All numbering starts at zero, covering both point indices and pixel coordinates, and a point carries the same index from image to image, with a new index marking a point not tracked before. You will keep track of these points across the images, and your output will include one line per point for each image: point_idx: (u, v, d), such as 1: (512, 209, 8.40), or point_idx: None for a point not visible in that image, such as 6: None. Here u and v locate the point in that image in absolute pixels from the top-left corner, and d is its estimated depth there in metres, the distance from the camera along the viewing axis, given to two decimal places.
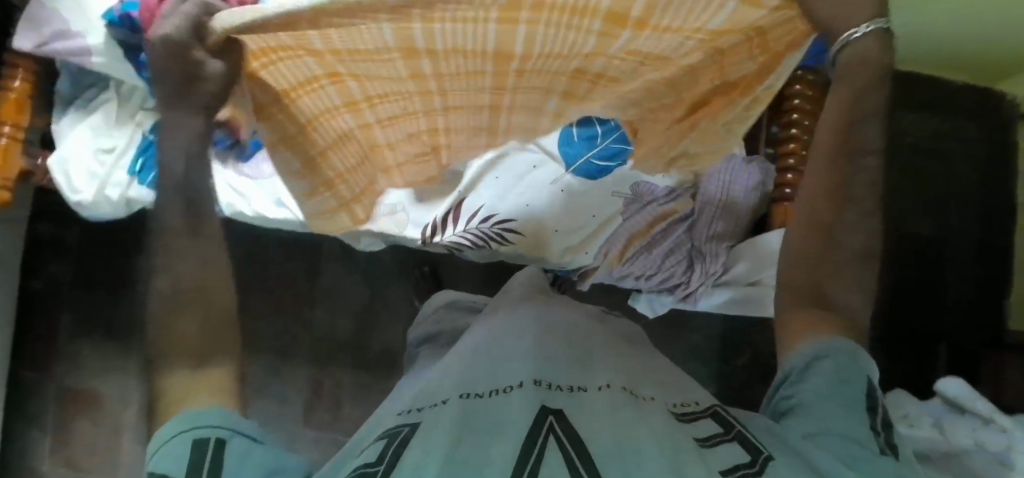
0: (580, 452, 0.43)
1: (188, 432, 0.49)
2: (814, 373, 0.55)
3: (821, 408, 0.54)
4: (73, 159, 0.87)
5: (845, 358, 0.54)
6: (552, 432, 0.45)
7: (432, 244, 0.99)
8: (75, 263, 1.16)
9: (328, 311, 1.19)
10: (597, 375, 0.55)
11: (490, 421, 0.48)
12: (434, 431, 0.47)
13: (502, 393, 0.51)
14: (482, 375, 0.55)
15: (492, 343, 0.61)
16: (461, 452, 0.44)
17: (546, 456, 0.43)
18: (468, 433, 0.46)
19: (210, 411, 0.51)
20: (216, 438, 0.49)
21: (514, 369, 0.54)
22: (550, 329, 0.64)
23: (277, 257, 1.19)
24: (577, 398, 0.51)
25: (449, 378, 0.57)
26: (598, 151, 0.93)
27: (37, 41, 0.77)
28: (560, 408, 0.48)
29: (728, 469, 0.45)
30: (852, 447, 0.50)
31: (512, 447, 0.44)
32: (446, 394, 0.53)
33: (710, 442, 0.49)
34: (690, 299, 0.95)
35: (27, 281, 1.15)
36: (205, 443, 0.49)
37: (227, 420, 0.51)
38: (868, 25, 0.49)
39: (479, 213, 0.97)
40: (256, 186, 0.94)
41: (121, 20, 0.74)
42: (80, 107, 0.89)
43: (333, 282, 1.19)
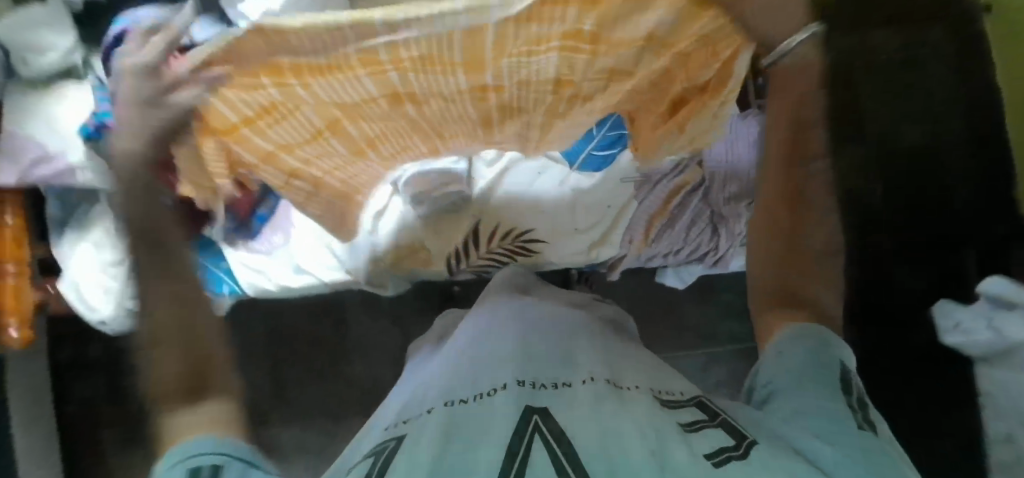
0: (569, 452, 0.36)
1: (181, 461, 0.43)
2: (786, 359, 0.50)
3: (796, 389, 0.48)
4: (83, 280, 0.91)
5: (816, 337, 0.50)
6: (538, 430, 0.38)
7: (459, 273, 0.95)
8: (105, 377, 1.09)
9: (367, 363, 1.17)
10: (582, 366, 0.47)
11: (478, 427, 0.39)
12: (420, 442, 0.39)
13: (485, 397, 0.43)
14: (468, 377, 0.47)
15: (475, 342, 0.53)
16: (451, 460, 0.36)
17: (532, 459, 0.35)
18: (457, 440, 0.38)
19: (204, 439, 0.44)
20: (211, 466, 0.43)
21: (497, 370, 0.47)
22: (539, 316, 0.57)
23: (301, 322, 1.18)
24: (563, 392, 0.43)
25: (431, 386, 0.49)
26: (597, 142, 0.91)
27: (19, 171, 0.83)
28: (546, 406, 0.41)
29: (711, 451, 0.37)
30: (828, 421, 0.44)
31: (501, 451, 0.36)
32: (432, 403, 0.45)
33: (693, 427, 0.41)
34: (722, 263, 0.93)
35: (62, 408, 1.08)
36: (198, 471, 0.42)
37: (220, 444, 0.44)
38: (803, 35, 0.43)
39: (498, 230, 0.92)
40: (272, 259, 0.94)
41: (96, 131, 0.80)
42: (74, 226, 0.92)
43: (362, 333, 1.17)
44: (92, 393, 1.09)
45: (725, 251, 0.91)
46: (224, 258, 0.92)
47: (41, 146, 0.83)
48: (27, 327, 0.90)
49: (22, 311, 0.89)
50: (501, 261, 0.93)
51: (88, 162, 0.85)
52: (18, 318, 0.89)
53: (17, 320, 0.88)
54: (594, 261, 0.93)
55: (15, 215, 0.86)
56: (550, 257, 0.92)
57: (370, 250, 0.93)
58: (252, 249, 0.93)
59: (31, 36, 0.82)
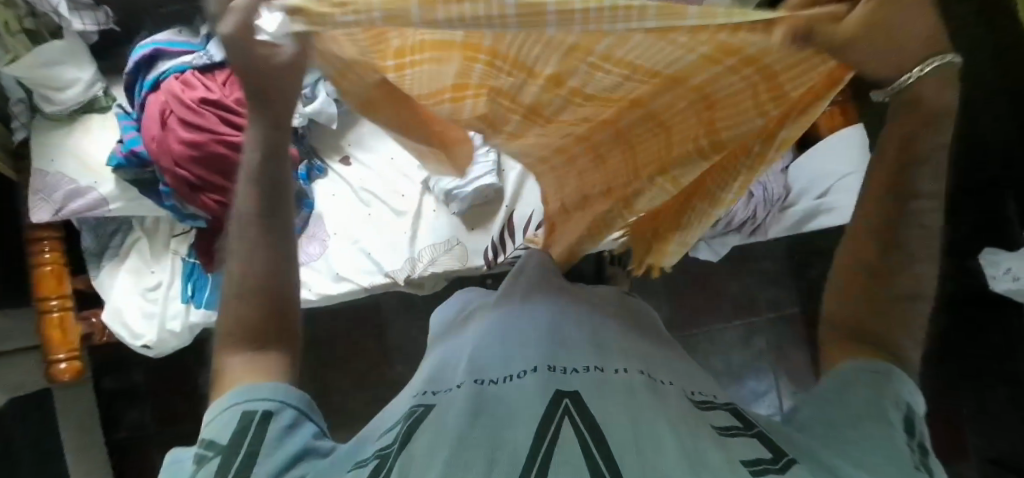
0: (599, 440, 0.35)
1: (235, 404, 0.39)
2: (852, 387, 0.41)
3: (850, 418, 0.40)
4: (125, 307, 0.92)
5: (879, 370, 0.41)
6: (568, 416, 0.36)
7: (498, 266, 0.93)
8: (152, 400, 1.14)
9: (408, 363, 1.14)
10: (617, 356, 0.44)
11: (505, 405, 0.38)
12: (446, 417, 0.38)
13: (514, 378, 0.41)
14: (495, 351, 0.45)
15: (509, 312, 0.50)
16: (476, 440, 0.35)
17: (559, 448, 0.34)
18: (483, 417, 0.37)
19: (265, 384, 0.41)
20: (262, 412, 0.39)
21: (529, 349, 0.44)
22: (575, 295, 0.53)
23: (338, 328, 1.14)
24: (596, 378, 0.41)
25: (459, 355, 0.48)
26: None
27: (53, 208, 0.86)
28: (577, 390, 0.39)
29: (750, 460, 0.36)
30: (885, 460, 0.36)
31: (527, 432, 0.36)
32: (460, 377, 0.43)
33: (727, 432, 0.39)
34: (762, 233, 0.88)
35: (112, 435, 1.12)
36: (251, 416, 0.39)
37: (280, 392, 0.41)
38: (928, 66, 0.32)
39: (532, 219, 0.91)
40: (310, 269, 0.93)
41: (127, 160, 0.87)
42: (113, 256, 0.95)
43: (400, 334, 1.14)
44: (141, 418, 1.13)
45: (765, 219, 0.86)
46: None
47: (74, 180, 0.87)
48: (76, 358, 0.89)
49: (70, 343, 0.89)
50: None
51: (118, 192, 0.89)
52: (67, 350, 0.89)
53: (66, 353, 0.89)
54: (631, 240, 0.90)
55: (53, 250, 0.90)
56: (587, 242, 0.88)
57: (407, 252, 0.93)
58: None
59: (51, 75, 0.84)
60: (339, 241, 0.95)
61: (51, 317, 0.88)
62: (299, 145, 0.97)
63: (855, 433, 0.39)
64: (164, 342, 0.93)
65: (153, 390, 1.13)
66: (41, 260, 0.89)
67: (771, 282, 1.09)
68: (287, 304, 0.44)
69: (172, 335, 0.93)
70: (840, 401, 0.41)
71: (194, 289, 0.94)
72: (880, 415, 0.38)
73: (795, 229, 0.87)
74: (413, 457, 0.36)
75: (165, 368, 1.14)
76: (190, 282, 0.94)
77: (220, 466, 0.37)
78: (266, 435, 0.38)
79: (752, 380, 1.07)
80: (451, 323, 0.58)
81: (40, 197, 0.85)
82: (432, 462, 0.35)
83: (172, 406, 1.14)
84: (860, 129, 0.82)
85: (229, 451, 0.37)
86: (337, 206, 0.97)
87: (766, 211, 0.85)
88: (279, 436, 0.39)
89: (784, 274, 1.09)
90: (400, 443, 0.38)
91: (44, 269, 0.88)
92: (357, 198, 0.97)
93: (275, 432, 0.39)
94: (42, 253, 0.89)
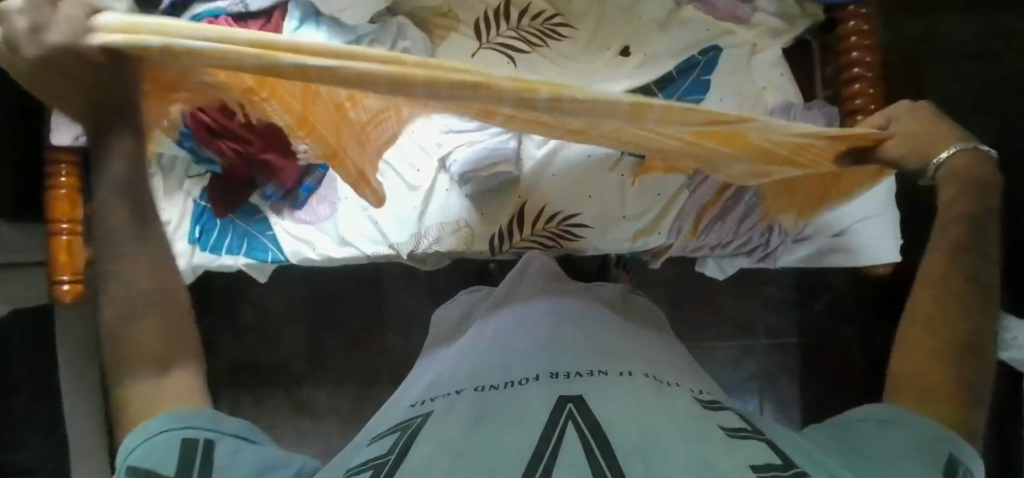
0: (603, 444, 0.37)
1: (170, 431, 0.44)
2: (892, 430, 0.49)
3: (893, 454, 0.47)
4: None
5: (893, 417, 0.50)
6: (572, 419, 0.39)
7: (501, 253, 0.95)
8: None
9: (402, 334, 1.14)
10: (621, 359, 0.48)
11: (505, 412, 0.41)
12: (449, 423, 0.40)
13: (518, 385, 0.44)
14: (496, 362, 0.48)
15: (510, 329, 0.53)
16: (477, 446, 0.38)
17: (564, 446, 0.37)
18: (485, 424, 0.39)
19: (198, 412, 0.46)
20: (205, 440, 0.45)
21: (531, 357, 0.47)
22: (572, 304, 0.57)
23: (338, 290, 1.14)
24: (599, 382, 0.44)
25: (458, 366, 0.50)
26: (690, 83, 0.93)
27: (74, 133, 0.86)
28: (581, 394, 0.42)
29: (760, 466, 0.38)
30: None
31: (531, 438, 0.37)
32: (461, 385, 0.46)
33: (737, 433, 0.42)
34: (772, 261, 0.89)
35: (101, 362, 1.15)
36: (192, 444, 0.44)
37: (214, 421, 0.46)
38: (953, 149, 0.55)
39: (543, 213, 0.91)
40: (317, 230, 0.95)
41: None
42: None
43: (398, 305, 1.14)
44: None
45: (776, 246, 0.88)
46: (270, 226, 0.95)
47: None
48: (80, 281, 0.91)
49: (75, 266, 0.90)
50: (545, 244, 0.93)
51: None
52: (71, 273, 0.90)
53: (69, 275, 0.90)
54: (636, 249, 0.92)
55: (70, 175, 0.90)
56: (596, 243, 0.91)
57: (414, 226, 0.93)
58: (298, 219, 0.95)
59: None
60: (348, 206, 0.95)
61: (60, 239, 0.89)
62: None
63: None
64: None
65: None
66: (57, 182, 0.89)
67: (770, 307, 1.09)
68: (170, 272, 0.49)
69: None
70: (879, 444, 0.48)
71: (202, 232, 0.94)
72: (924, 460, 0.46)
73: (804, 262, 0.89)
74: (414, 460, 0.37)
75: None
76: (197, 224, 0.94)
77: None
78: (210, 461, 0.44)
79: (737, 401, 1.08)
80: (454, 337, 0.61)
81: (61, 120, 0.86)
82: (435, 469, 0.36)
83: None
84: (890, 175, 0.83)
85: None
86: None
87: (780, 239, 0.87)
88: (223, 462, 0.45)
89: (786, 302, 1.10)
90: (401, 448, 0.40)
91: (58, 192, 0.89)
92: None
93: (220, 458, 0.45)
94: (59, 175, 0.89)
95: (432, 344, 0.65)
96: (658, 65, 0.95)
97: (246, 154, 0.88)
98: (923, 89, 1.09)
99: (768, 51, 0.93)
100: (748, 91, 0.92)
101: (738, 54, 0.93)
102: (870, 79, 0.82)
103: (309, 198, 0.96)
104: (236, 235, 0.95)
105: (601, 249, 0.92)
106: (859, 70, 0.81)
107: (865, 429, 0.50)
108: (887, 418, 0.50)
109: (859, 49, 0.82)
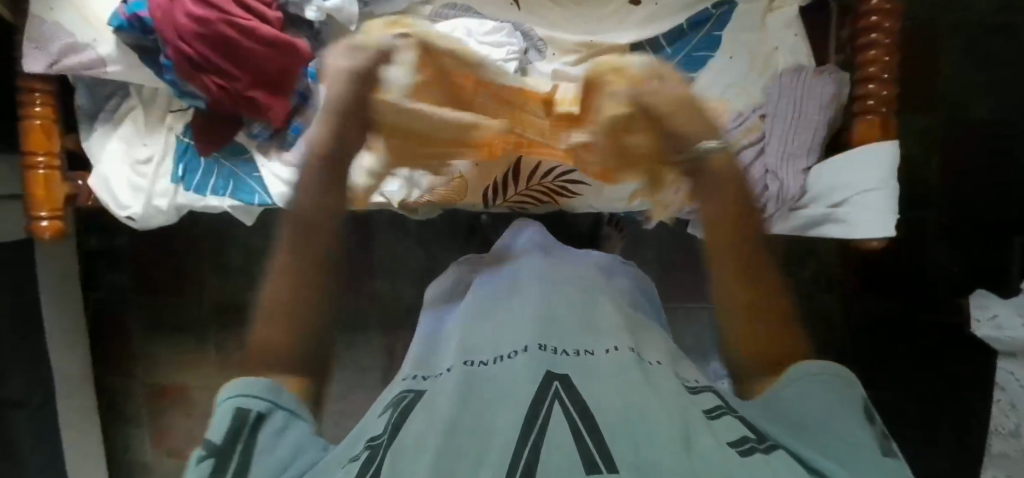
0: (589, 424, 0.36)
1: (232, 402, 0.46)
2: (818, 383, 0.48)
3: (815, 402, 0.46)
4: (112, 177, 0.89)
5: (822, 371, 0.49)
6: (558, 399, 0.39)
7: (494, 206, 0.96)
8: (131, 268, 1.17)
9: (390, 281, 1.15)
10: (609, 334, 0.47)
11: (493, 391, 0.41)
12: (438, 403, 0.40)
13: (505, 360, 0.44)
14: (485, 335, 0.48)
15: (499, 300, 0.52)
16: (465, 426, 0.38)
17: (550, 426, 0.36)
18: (473, 402, 0.40)
19: (257, 381, 0.47)
20: (255, 413, 0.45)
21: (518, 329, 0.47)
22: (560, 272, 0.56)
23: None
24: (586, 360, 0.43)
25: (448, 341, 0.50)
26: (698, 42, 0.91)
27: (47, 61, 0.83)
28: (567, 373, 0.42)
29: (737, 442, 0.38)
30: (858, 448, 0.42)
31: (518, 418, 0.37)
32: (450, 362, 0.46)
33: (713, 414, 0.42)
34: (769, 227, 0.81)
35: (90, 293, 1.17)
36: (245, 414, 0.45)
37: (270, 391, 0.47)
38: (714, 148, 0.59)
39: (538, 165, 0.90)
40: None
41: (131, 24, 0.82)
42: (106, 120, 0.92)
43: (387, 253, 1.14)
44: (119, 283, 1.17)
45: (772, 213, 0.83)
46: (256, 167, 0.91)
47: (72, 35, 0.83)
48: (59, 219, 0.89)
49: (54, 203, 0.88)
50: (539, 198, 0.94)
51: (117, 55, 0.85)
52: (50, 209, 0.88)
53: (48, 212, 0.88)
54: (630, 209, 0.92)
55: (44, 104, 0.86)
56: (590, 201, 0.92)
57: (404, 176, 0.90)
58: (285, 160, 0.91)
59: None
60: None
61: (37, 173, 0.86)
62: (314, 42, 0.92)
63: (836, 428, 0.44)
64: (149, 218, 0.91)
65: (134, 259, 1.16)
66: (31, 113, 0.86)
67: None
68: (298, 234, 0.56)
69: (157, 212, 0.91)
70: (809, 399, 0.47)
71: (185, 170, 0.91)
72: (849, 413, 0.46)
73: (800, 231, 0.84)
74: (404, 443, 0.38)
75: (149, 238, 1.16)
76: (181, 163, 0.91)
77: (214, 467, 0.42)
78: (256, 437, 0.44)
79: None
80: (447, 303, 0.61)
81: (34, 46, 0.82)
82: (423, 452, 0.36)
83: (151, 278, 1.16)
84: (893, 147, 0.76)
85: (222, 452, 0.43)
86: None
87: (776, 206, 0.82)
88: (271, 436, 0.45)
89: None
90: (392, 428, 0.41)
91: (33, 123, 0.86)
92: None
93: (263, 435, 0.45)
94: (33, 104, 0.86)
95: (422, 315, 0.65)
96: (667, 19, 0.93)
97: (232, 92, 0.85)
98: (935, 57, 1.05)
99: (785, 9, 0.88)
100: (757, 52, 0.89)
101: (752, 11, 0.90)
102: (887, 47, 0.76)
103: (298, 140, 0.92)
104: (222, 175, 0.91)
105: (594, 207, 0.93)
106: (876, 36, 0.75)
107: (788, 388, 0.49)
108: (811, 372, 0.49)
109: (879, 14, 0.76)
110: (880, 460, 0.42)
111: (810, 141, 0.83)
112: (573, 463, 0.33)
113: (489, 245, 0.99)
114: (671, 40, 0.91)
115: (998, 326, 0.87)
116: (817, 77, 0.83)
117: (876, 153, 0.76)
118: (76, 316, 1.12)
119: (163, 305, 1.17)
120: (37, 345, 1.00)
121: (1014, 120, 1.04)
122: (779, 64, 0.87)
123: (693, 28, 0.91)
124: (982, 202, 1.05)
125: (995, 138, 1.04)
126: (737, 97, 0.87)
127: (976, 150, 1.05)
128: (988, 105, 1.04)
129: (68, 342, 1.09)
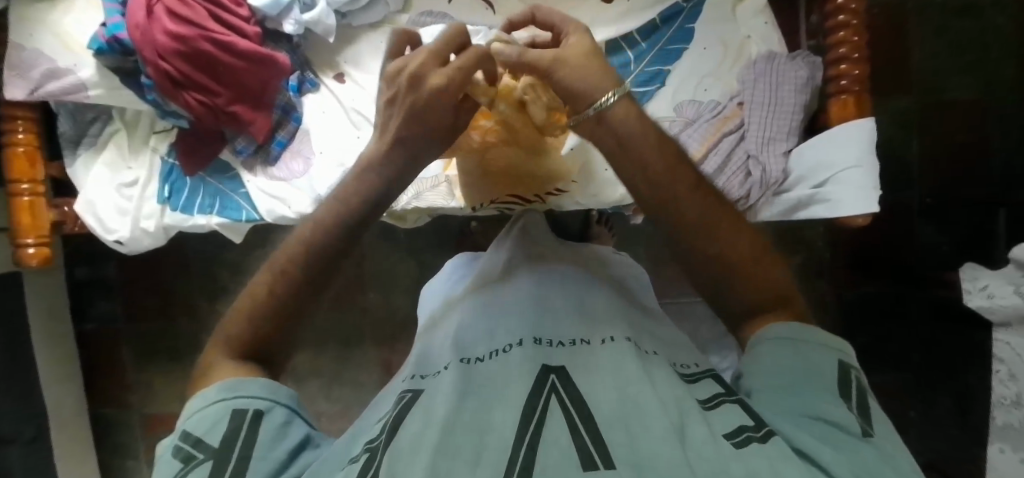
0: (586, 419, 0.37)
1: (227, 400, 0.39)
2: (804, 351, 0.41)
3: (789, 366, 0.41)
4: (99, 200, 0.89)
5: (808, 340, 0.42)
6: (555, 391, 0.39)
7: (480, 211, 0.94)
8: (120, 296, 1.16)
9: (382, 294, 1.14)
10: (604, 323, 0.47)
11: (490, 386, 0.41)
12: (435, 400, 0.40)
13: (501, 354, 0.44)
14: (479, 330, 0.48)
15: (490, 303, 0.51)
16: (463, 422, 0.37)
17: (548, 420, 0.37)
18: (470, 398, 0.39)
19: (250, 380, 0.41)
20: (255, 411, 0.39)
21: (514, 322, 0.47)
22: (556, 272, 0.54)
23: None
24: (582, 351, 0.44)
25: (444, 337, 0.50)
26: (671, 34, 0.92)
27: (29, 87, 0.84)
28: (564, 366, 0.42)
29: (732, 432, 0.37)
30: (821, 425, 0.37)
31: (517, 412, 0.38)
32: (445, 359, 0.45)
33: (710, 403, 0.41)
34: (752, 215, 0.83)
35: (80, 324, 1.16)
36: (242, 416, 0.39)
37: (272, 390, 0.41)
38: (614, 94, 0.44)
39: None
40: (292, 187, 0.91)
41: (110, 46, 0.82)
42: (90, 145, 0.92)
43: (380, 264, 1.14)
44: (110, 311, 1.17)
45: (757, 200, 0.83)
46: (242, 183, 0.91)
47: (53, 61, 0.84)
48: (46, 245, 0.89)
49: (39, 229, 0.88)
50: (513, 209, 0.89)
51: (99, 79, 0.86)
52: (36, 236, 0.88)
53: (34, 238, 0.88)
54: (620, 204, 0.89)
55: (27, 131, 0.87)
56: (579, 199, 0.87)
57: None
58: (272, 175, 0.92)
59: None
60: (324, 160, 0.91)
61: (22, 201, 0.87)
62: (293, 55, 0.94)
63: (806, 398, 0.39)
64: (137, 240, 0.90)
65: (124, 286, 1.16)
66: (14, 140, 0.86)
67: None
68: (324, 277, 0.44)
69: (145, 234, 0.90)
70: (780, 365, 0.41)
71: (171, 191, 0.90)
72: (823, 385, 0.40)
73: (786, 215, 0.83)
74: (402, 444, 0.37)
75: (138, 264, 1.16)
76: (166, 183, 0.91)
77: (213, 469, 0.36)
78: (258, 434, 0.38)
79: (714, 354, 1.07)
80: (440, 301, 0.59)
81: (15, 73, 0.83)
82: (420, 451, 0.35)
83: (142, 303, 1.16)
84: (868, 126, 0.78)
85: (223, 454, 0.37)
86: (327, 120, 0.94)
87: (760, 192, 0.82)
88: (271, 435, 0.39)
89: None
90: (388, 429, 0.40)
91: (15, 150, 0.86)
92: (347, 118, 0.94)
93: (267, 433, 0.39)
94: (16, 132, 0.86)
95: (419, 316, 0.63)
96: (642, 13, 0.94)
97: (214, 108, 0.85)
98: (905, 39, 1.06)
99: None
100: (731, 40, 0.90)
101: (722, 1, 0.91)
102: (856, 27, 0.77)
103: (284, 153, 0.93)
104: (208, 194, 0.91)
105: (583, 206, 0.88)
106: (844, 17, 0.76)
107: (765, 350, 0.42)
108: (796, 335, 0.42)
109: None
110: (852, 444, 0.36)
111: (788, 123, 0.84)
112: (571, 462, 0.33)
113: (478, 250, 0.99)
114: (643, 35, 0.93)
115: (990, 296, 0.87)
116: (791, 66, 0.85)
117: (853, 131, 0.78)
118: (67, 348, 1.10)
119: (156, 331, 1.16)
120: (28, 380, 0.99)
121: (985, 98, 1.06)
122: (753, 53, 0.89)
123: (665, 23, 0.93)
124: (961, 179, 1.07)
125: (970, 119, 1.06)
126: (713, 87, 0.89)
127: (952, 130, 1.07)
128: (961, 86, 1.06)
129: (61, 374, 1.08)
